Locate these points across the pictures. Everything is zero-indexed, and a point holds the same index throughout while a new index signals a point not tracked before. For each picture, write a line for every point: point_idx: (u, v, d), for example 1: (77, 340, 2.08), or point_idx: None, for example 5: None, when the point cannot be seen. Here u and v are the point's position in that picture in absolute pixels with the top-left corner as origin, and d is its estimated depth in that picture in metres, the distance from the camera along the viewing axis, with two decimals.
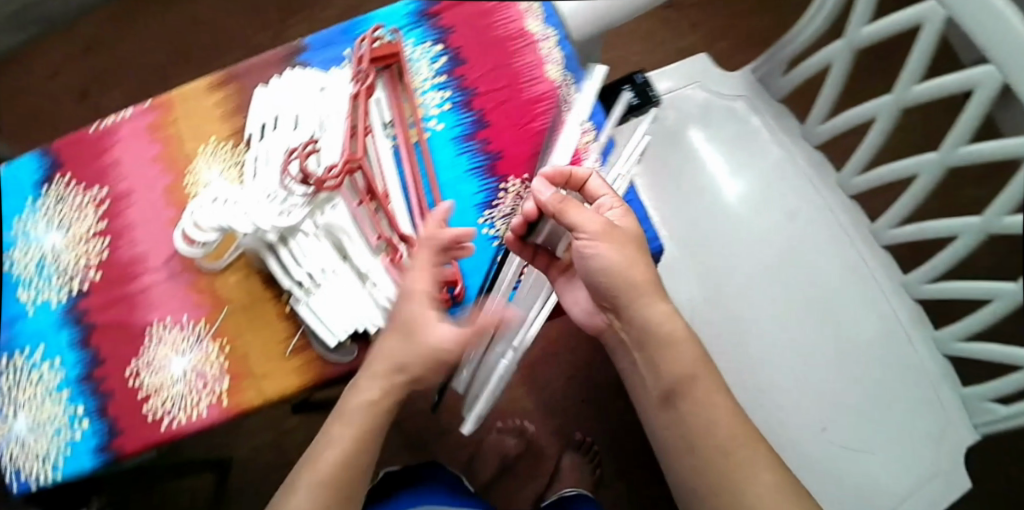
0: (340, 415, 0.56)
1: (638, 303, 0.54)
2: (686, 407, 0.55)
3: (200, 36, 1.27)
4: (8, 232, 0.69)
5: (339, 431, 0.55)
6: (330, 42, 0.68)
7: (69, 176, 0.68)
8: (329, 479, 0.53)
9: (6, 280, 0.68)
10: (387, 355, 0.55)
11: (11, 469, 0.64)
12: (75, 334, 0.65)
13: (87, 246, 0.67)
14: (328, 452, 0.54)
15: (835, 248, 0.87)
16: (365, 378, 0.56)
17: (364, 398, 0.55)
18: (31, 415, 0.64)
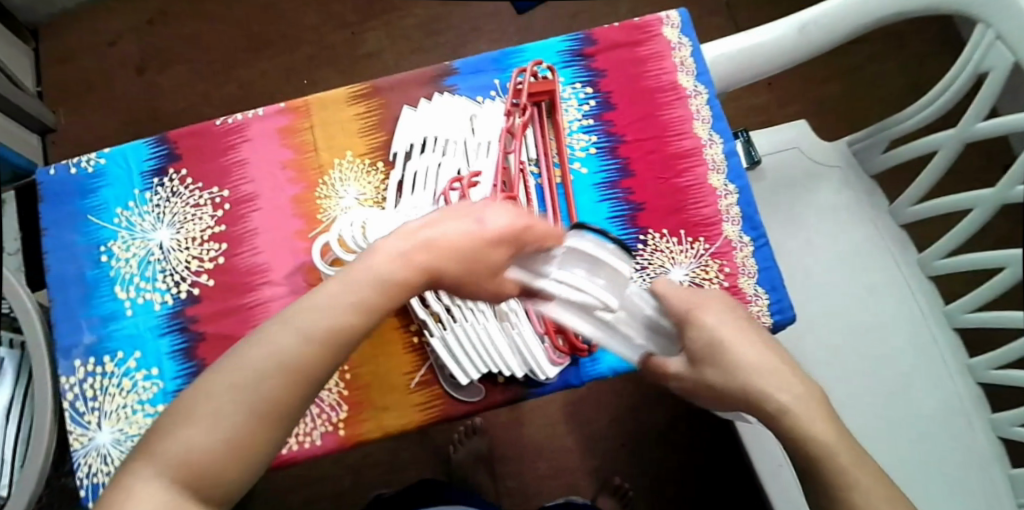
0: (339, 286, 0.40)
1: (758, 392, 0.44)
2: (815, 461, 0.41)
3: (273, 27, 1.23)
4: (107, 222, 0.63)
5: (348, 288, 0.39)
6: (480, 68, 0.66)
7: (183, 172, 0.63)
8: (305, 359, 0.38)
9: (102, 274, 0.63)
10: (426, 237, 0.42)
11: (89, 485, 0.58)
12: (177, 343, 0.61)
13: (199, 250, 0.62)
14: (303, 331, 0.38)
15: (910, 324, 0.87)
16: (386, 250, 0.41)
17: (373, 271, 0.40)
18: (120, 427, 0.60)
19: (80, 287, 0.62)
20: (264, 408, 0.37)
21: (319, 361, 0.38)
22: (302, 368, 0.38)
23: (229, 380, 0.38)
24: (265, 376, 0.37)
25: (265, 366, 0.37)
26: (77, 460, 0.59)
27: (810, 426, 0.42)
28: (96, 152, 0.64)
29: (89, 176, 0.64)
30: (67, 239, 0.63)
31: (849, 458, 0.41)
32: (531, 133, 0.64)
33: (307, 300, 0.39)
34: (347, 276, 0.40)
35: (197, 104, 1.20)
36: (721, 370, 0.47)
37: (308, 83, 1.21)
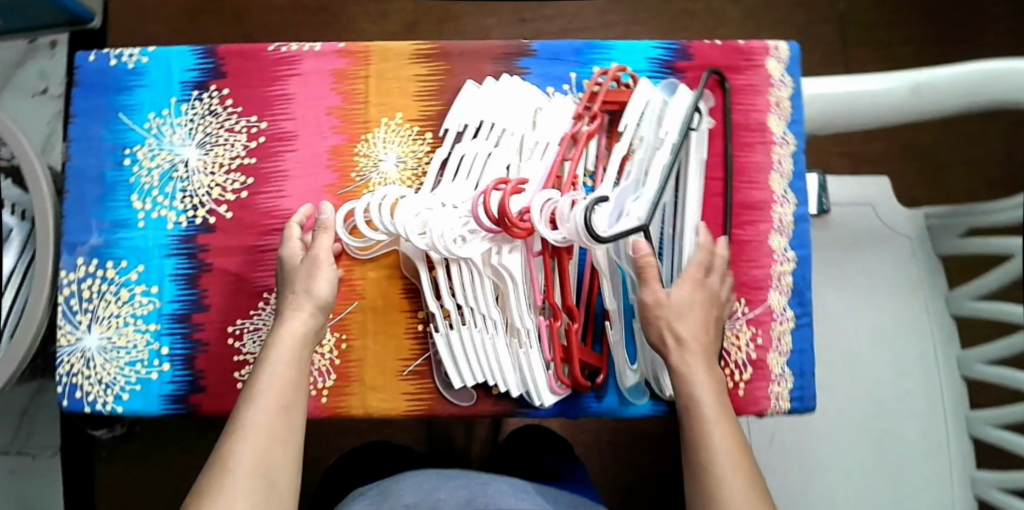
0: (270, 366, 0.48)
1: (676, 345, 0.51)
2: (689, 416, 0.48)
3: None
4: (139, 126, 0.61)
5: (274, 357, 0.49)
6: (558, 56, 0.60)
7: (226, 93, 0.60)
8: (284, 424, 0.46)
9: (122, 178, 0.61)
10: (316, 304, 0.52)
11: (67, 384, 0.58)
12: (181, 268, 0.58)
13: (222, 177, 0.59)
14: (273, 400, 0.46)
15: (932, 430, 0.73)
16: (290, 330, 0.50)
17: (291, 339, 0.50)
18: (108, 335, 0.58)
19: (97, 184, 0.61)
20: (271, 477, 0.43)
21: (293, 421, 0.46)
22: (282, 429, 0.45)
23: (227, 470, 0.42)
24: (261, 447, 0.43)
25: (253, 442, 0.43)
26: (62, 356, 0.59)
27: (696, 387, 0.49)
28: (139, 51, 0.62)
29: (129, 72, 0.62)
30: (93, 131, 0.61)
31: (724, 437, 0.46)
32: (595, 142, 0.58)
33: (258, 382, 0.47)
34: (269, 359, 0.49)
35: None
36: (670, 316, 0.51)
37: None
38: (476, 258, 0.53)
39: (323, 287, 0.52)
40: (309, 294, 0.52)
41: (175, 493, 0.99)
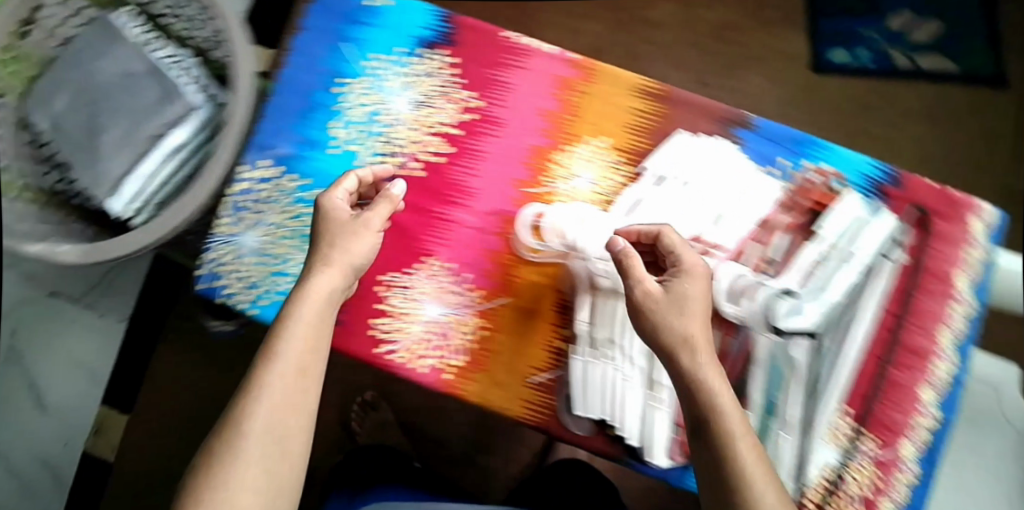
0: (292, 326, 0.45)
1: (686, 347, 0.44)
2: (720, 460, 0.41)
3: None
4: (357, 59, 0.61)
5: (295, 316, 0.46)
6: (778, 140, 0.59)
7: (452, 60, 0.60)
8: (302, 390, 0.44)
9: (326, 101, 0.60)
10: (347, 265, 0.49)
11: (211, 270, 0.59)
12: None
13: (424, 138, 0.60)
14: (290, 364, 0.44)
15: None
16: (316, 289, 0.47)
17: (315, 298, 0.47)
18: (268, 240, 0.60)
19: (300, 99, 0.60)
20: (285, 444, 0.42)
21: (309, 386, 0.45)
22: (300, 395, 0.44)
23: (243, 436, 0.41)
24: (276, 415, 0.42)
25: (270, 409, 0.42)
26: (213, 242, 0.60)
27: (720, 403, 0.43)
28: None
29: (365, 8, 0.61)
30: (313, 49, 0.61)
31: (760, 473, 0.40)
32: (789, 236, 0.57)
33: (278, 341, 0.45)
34: (294, 317, 0.46)
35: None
36: (672, 313, 0.45)
37: None
38: None
39: (361, 249, 0.50)
40: (345, 258, 0.49)
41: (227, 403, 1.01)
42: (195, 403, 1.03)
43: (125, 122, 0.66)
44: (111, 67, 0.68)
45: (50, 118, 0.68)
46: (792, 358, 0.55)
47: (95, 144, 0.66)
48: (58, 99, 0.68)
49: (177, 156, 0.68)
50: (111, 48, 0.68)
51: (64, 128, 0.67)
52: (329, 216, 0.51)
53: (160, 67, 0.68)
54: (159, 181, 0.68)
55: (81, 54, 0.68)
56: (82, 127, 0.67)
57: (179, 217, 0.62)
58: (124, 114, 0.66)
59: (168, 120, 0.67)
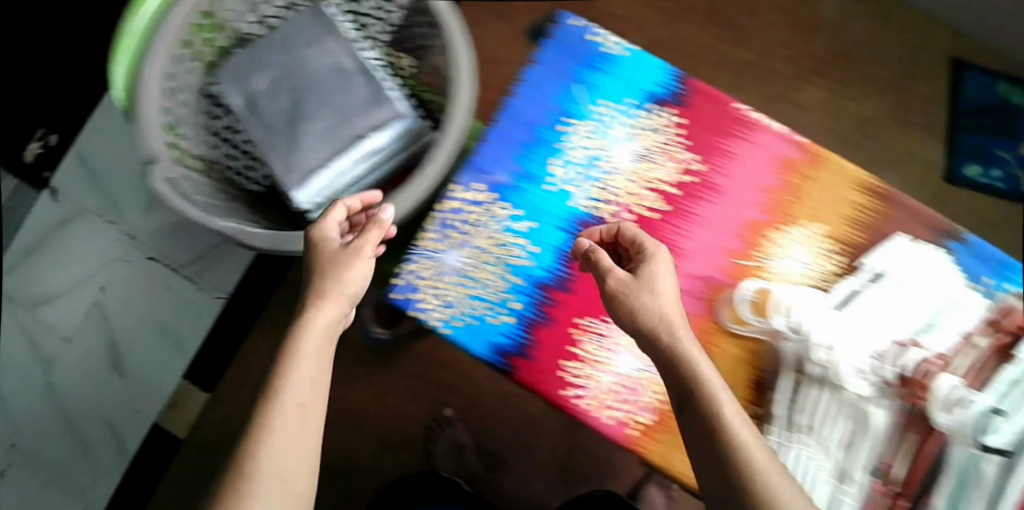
0: (293, 360, 0.43)
1: (668, 334, 0.44)
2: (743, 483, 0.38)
3: None
4: (587, 101, 0.60)
5: (298, 352, 0.44)
6: (984, 259, 0.60)
7: (679, 121, 0.60)
8: (303, 428, 0.42)
9: (550, 137, 0.60)
10: (344, 295, 0.48)
11: (411, 281, 0.59)
12: (566, 247, 0.59)
13: (640, 193, 0.59)
14: (295, 399, 0.42)
15: None
16: (315, 321, 0.45)
17: (319, 330, 0.45)
18: (471, 263, 0.59)
19: (525, 130, 0.60)
20: (291, 484, 0.39)
21: (314, 420, 0.42)
22: (302, 432, 0.41)
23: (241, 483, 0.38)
24: (284, 454, 0.40)
25: (271, 450, 0.39)
26: (416, 255, 0.60)
27: (731, 415, 0.41)
28: (621, 41, 0.61)
29: (602, 54, 0.61)
30: (544, 85, 0.61)
31: (783, 484, 0.38)
32: (986, 350, 0.57)
33: (282, 377, 0.42)
34: (294, 352, 0.44)
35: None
36: (646, 296, 0.45)
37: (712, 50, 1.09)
38: (851, 391, 0.55)
39: (356, 277, 0.48)
40: (341, 289, 0.47)
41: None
42: None
43: (331, 117, 0.65)
44: (321, 59, 0.66)
45: (249, 96, 0.66)
46: (981, 471, 0.53)
47: (295, 133, 0.65)
48: (259, 80, 0.67)
49: (374, 160, 0.67)
50: (322, 39, 0.67)
51: (263, 110, 0.66)
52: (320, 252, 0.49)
53: (370, 68, 0.67)
54: (351, 181, 0.67)
55: (291, 39, 0.67)
56: (282, 113, 0.66)
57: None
58: (331, 109, 0.66)
59: (374, 123, 0.66)
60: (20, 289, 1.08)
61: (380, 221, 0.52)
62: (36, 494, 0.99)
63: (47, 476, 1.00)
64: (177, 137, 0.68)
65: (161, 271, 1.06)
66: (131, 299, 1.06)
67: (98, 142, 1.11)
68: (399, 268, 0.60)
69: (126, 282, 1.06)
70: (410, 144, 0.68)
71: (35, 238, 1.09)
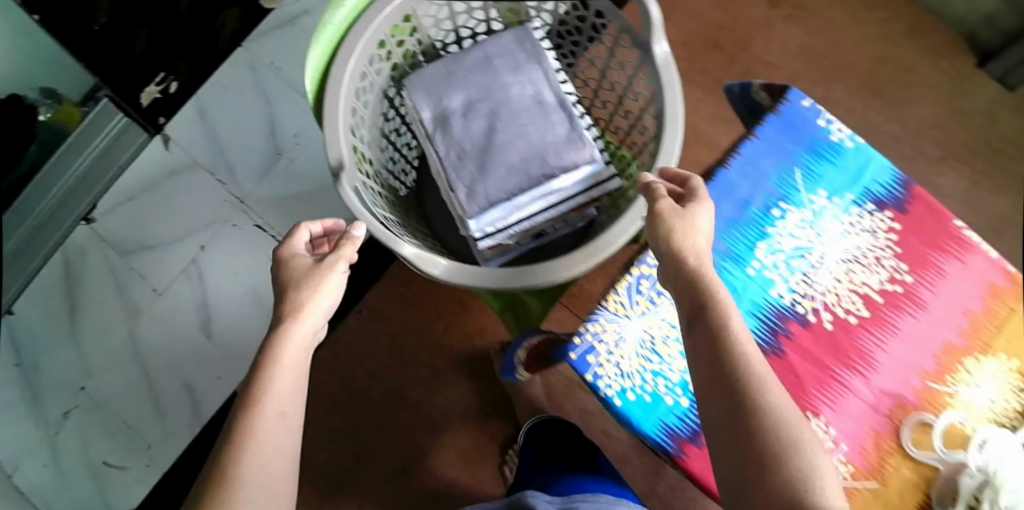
0: (274, 370, 0.43)
1: (698, 262, 0.47)
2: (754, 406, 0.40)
3: (888, 43, 1.07)
4: (804, 188, 0.58)
5: (274, 360, 0.44)
6: None
7: (895, 227, 0.58)
8: (281, 444, 0.41)
9: (760, 218, 0.57)
10: (319, 308, 0.48)
11: (589, 340, 0.55)
12: (760, 337, 0.55)
13: (845, 294, 0.56)
14: (274, 404, 0.42)
15: None
16: (292, 332, 0.45)
17: (296, 339, 0.45)
18: (654, 334, 0.56)
19: (735, 206, 0.57)
20: (273, 488, 0.39)
21: (293, 428, 0.42)
22: (281, 449, 0.41)
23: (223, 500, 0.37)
24: (264, 457, 0.39)
25: (255, 455, 0.39)
26: (599, 315, 0.56)
27: (758, 373, 0.42)
28: (850, 132, 0.59)
29: (828, 142, 0.59)
30: (762, 163, 0.58)
31: (787, 405, 0.41)
32: None
33: (261, 384, 0.42)
34: (272, 363, 0.43)
35: (790, 49, 1.08)
36: (682, 225, 0.49)
37: (859, 113, 1.06)
38: None
39: (334, 288, 0.49)
40: (313, 299, 0.48)
41: (396, 396, 0.99)
42: (361, 383, 1.00)
43: (524, 149, 0.64)
44: (523, 88, 0.66)
45: (440, 111, 0.65)
46: None
47: (485, 159, 0.64)
48: (455, 97, 0.66)
49: (554, 201, 0.64)
50: (527, 68, 0.66)
51: (453, 128, 0.65)
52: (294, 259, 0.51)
53: (569, 105, 0.66)
54: (527, 218, 0.64)
55: (495, 60, 0.66)
56: (475, 136, 0.64)
57: (563, 272, 0.56)
58: (525, 140, 0.64)
59: (565, 164, 0.63)
60: (112, 232, 1.07)
61: (347, 229, 0.55)
62: (106, 441, 1.00)
63: (116, 423, 1.01)
64: (357, 139, 0.65)
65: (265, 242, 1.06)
66: (227, 262, 1.05)
67: (221, 98, 1.12)
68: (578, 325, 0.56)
69: (224, 243, 1.06)
70: (592, 191, 0.65)
71: (142, 183, 1.10)
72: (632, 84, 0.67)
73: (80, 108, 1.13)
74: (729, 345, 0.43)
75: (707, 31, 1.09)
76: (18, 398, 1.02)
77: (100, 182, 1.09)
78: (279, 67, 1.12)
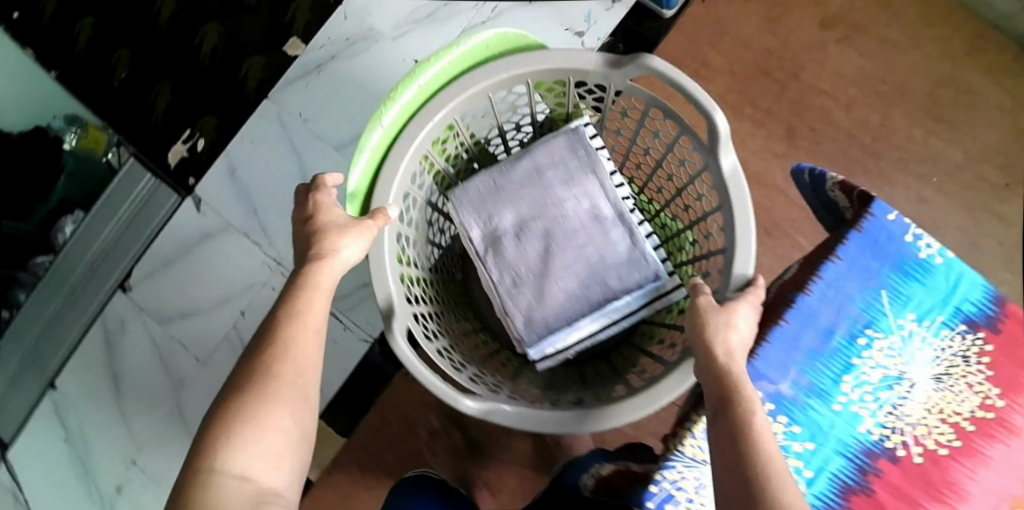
0: (308, 298, 0.54)
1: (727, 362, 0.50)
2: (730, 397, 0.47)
3: (952, 62, 1.00)
4: (892, 313, 0.54)
5: (309, 288, 0.55)
6: None
7: (988, 348, 0.54)
8: (305, 374, 0.52)
9: (846, 350, 0.54)
10: (350, 256, 0.57)
11: (668, 488, 0.53)
12: (846, 476, 0.53)
13: (934, 423, 0.53)
14: (308, 323, 0.53)
15: None
16: (324, 274, 0.55)
17: (328, 276, 0.56)
18: None
19: (818, 336, 0.54)
20: (303, 388, 0.51)
21: (319, 347, 0.54)
22: (303, 379, 0.52)
23: (257, 409, 0.48)
24: (298, 366, 0.52)
25: (292, 363, 0.51)
26: (676, 461, 0.55)
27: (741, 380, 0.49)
28: (939, 247, 0.54)
29: (917, 260, 0.54)
30: (846, 286, 0.54)
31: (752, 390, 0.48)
32: None
33: (300, 309, 0.53)
34: (306, 291, 0.54)
35: (844, 73, 1.01)
36: (720, 325, 0.52)
37: (922, 139, 0.99)
38: None
39: (363, 242, 0.57)
40: (337, 253, 0.56)
41: (446, 453, 1.02)
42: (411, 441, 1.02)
43: (583, 272, 0.63)
44: (578, 202, 0.64)
45: (491, 231, 0.64)
46: None
47: (542, 284, 0.63)
48: (506, 216, 0.65)
49: (616, 318, 0.62)
50: (581, 179, 0.64)
51: (506, 251, 0.64)
52: (323, 211, 0.59)
53: (627, 216, 0.64)
54: (586, 337, 0.62)
55: (547, 171, 0.64)
56: (530, 261, 0.64)
57: (634, 414, 0.55)
58: (585, 263, 0.64)
59: (628, 284, 0.62)
60: (148, 301, 1.07)
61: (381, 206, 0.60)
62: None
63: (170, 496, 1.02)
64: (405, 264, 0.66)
65: None
66: None
67: (250, 153, 1.09)
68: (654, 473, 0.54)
69: (263, 307, 1.04)
70: (655, 303, 0.62)
71: (173, 248, 1.08)
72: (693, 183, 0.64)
73: (106, 131, 1.12)
74: (747, 439, 0.45)
75: (756, 58, 1.03)
76: (73, 469, 1.04)
77: (132, 249, 1.08)
78: (308, 117, 1.09)
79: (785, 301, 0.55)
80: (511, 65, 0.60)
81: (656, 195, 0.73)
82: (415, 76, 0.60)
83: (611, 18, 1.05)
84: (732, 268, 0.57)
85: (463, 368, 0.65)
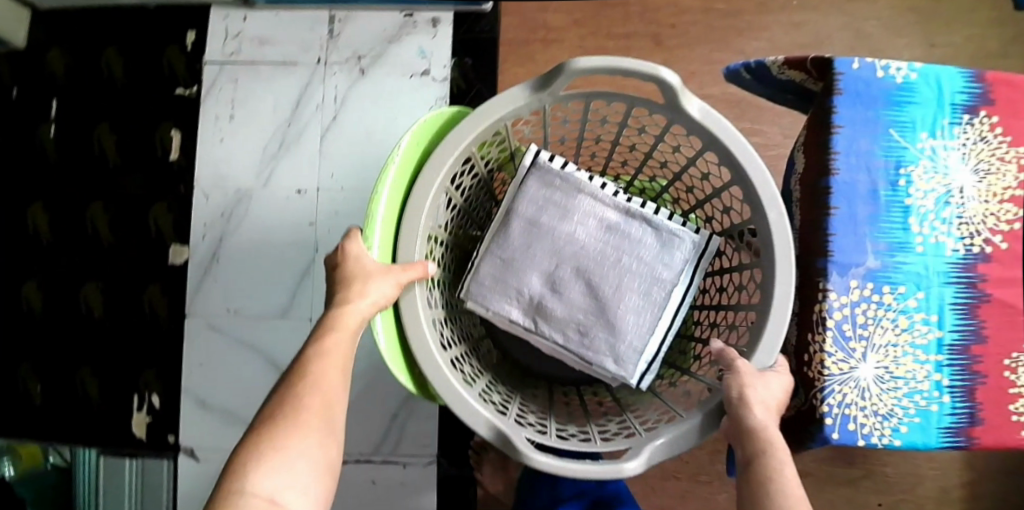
0: (332, 333, 0.52)
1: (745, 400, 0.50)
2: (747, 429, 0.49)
3: None
4: (909, 143, 0.56)
5: (331, 322, 0.53)
6: None
7: (996, 120, 0.56)
8: (331, 405, 0.50)
9: (893, 196, 0.56)
10: (375, 300, 0.54)
11: (839, 413, 0.53)
12: (962, 298, 0.55)
13: (997, 207, 0.56)
14: (338, 356, 0.52)
15: None
16: (344, 318, 0.53)
17: (348, 321, 0.53)
18: (886, 365, 0.54)
19: (867, 203, 0.56)
20: (331, 422, 0.50)
21: (345, 381, 0.52)
22: (328, 413, 0.50)
23: (282, 432, 0.47)
24: (325, 397, 0.50)
25: (319, 394, 0.50)
26: (831, 384, 0.54)
27: (756, 412, 0.49)
28: (907, 65, 0.57)
29: (897, 86, 0.57)
30: (859, 146, 0.56)
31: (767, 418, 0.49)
32: None
33: (324, 338, 0.52)
34: (329, 326, 0.53)
35: None
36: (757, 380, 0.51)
37: None
38: None
39: (390, 291, 0.55)
40: (364, 297, 0.53)
41: None
42: None
43: (639, 285, 0.65)
44: (586, 225, 0.66)
45: (531, 297, 0.65)
46: None
47: (608, 317, 0.64)
48: (532, 280, 0.66)
49: (683, 295, 0.65)
50: (575, 203, 0.66)
51: (554, 310, 0.65)
52: (352, 258, 0.55)
53: (634, 211, 0.66)
54: (668, 328, 0.65)
55: (540, 216, 0.66)
56: (581, 304, 0.65)
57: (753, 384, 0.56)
58: (630, 274, 0.65)
59: (677, 265, 0.65)
60: None
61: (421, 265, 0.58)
62: None
63: None
64: (472, 383, 0.64)
65: (352, 469, 0.93)
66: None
67: (208, 376, 0.96)
68: (820, 407, 0.53)
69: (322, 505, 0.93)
70: (702, 262, 0.66)
71: None
72: (662, 142, 0.68)
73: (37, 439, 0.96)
74: (762, 467, 0.47)
75: None
76: None
77: None
78: (237, 307, 0.96)
79: (820, 192, 0.57)
80: (448, 152, 0.60)
81: (623, 169, 0.77)
82: (373, 214, 0.58)
83: (443, 42, 0.97)
84: (760, 196, 0.56)
85: (590, 435, 0.64)
